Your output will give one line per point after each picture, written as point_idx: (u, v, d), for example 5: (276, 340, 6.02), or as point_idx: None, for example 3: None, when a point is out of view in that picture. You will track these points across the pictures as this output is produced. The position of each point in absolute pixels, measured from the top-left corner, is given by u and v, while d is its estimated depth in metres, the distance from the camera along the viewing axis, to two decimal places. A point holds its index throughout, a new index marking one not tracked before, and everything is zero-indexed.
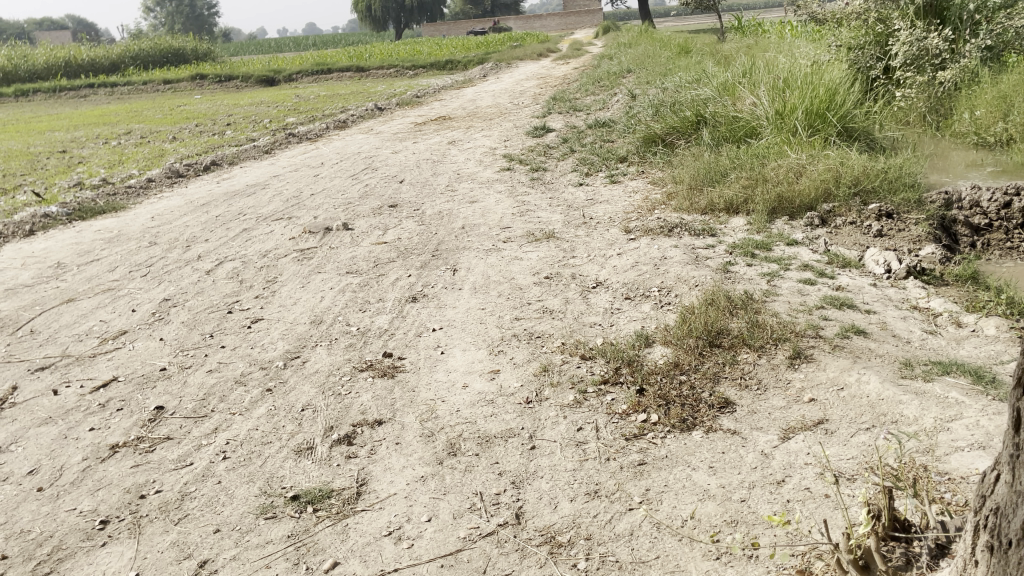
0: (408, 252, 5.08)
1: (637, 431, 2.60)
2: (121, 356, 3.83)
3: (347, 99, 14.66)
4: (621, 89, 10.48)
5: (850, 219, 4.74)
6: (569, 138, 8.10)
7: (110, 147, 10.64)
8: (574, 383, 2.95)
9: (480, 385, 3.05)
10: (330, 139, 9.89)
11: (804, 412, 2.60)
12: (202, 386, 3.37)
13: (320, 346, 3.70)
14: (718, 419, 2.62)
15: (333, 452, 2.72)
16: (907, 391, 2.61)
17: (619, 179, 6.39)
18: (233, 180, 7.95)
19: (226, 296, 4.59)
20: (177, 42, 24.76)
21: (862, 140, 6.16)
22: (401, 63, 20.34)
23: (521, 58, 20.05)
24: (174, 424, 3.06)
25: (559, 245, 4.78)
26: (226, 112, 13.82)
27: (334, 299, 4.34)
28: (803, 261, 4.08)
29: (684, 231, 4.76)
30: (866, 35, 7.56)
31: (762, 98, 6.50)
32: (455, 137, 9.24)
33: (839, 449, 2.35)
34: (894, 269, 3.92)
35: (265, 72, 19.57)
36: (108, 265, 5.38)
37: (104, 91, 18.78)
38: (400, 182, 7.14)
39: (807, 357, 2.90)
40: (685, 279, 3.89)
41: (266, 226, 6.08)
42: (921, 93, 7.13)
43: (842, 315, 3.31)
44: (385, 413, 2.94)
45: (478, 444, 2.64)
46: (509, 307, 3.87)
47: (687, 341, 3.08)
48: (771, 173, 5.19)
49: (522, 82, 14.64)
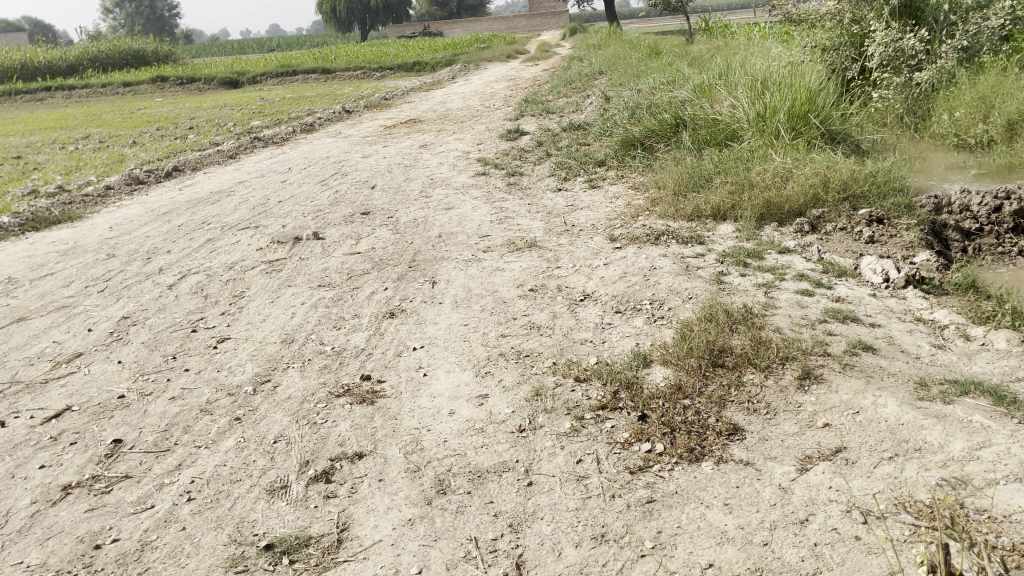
0: (383, 262, 4.85)
1: (641, 463, 2.40)
2: (75, 382, 3.54)
3: (315, 101, 14.35)
4: (593, 91, 10.32)
5: (840, 225, 4.60)
6: (544, 141, 7.89)
7: (67, 152, 10.23)
8: (569, 409, 2.74)
9: (467, 412, 2.83)
10: (297, 143, 9.60)
11: (820, 438, 2.42)
12: (164, 416, 3.11)
13: (292, 368, 3.46)
14: (728, 447, 2.44)
15: (310, 492, 2.48)
16: (927, 414, 2.44)
17: (599, 184, 6.22)
18: (197, 187, 7.65)
19: (191, 313, 4.32)
20: (137, 44, 24.21)
21: (845, 142, 6.03)
22: (367, 65, 19.98)
23: (489, 60, 19.85)
24: (133, 460, 2.80)
25: (542, 255, 4.58)
26: (189, 116, 13.43)
27: (307, 316, 4.09)
28: (798, 271, 3.93)
29: (672, 239, 4.58)
30: (841, 36, 7.44)
31: (740, 100, 6.35)
32: (426, 140, 8.99)
33: (862, 481, 2.18)
34: (892, 278, 3.76)
35: (228, 75, 19.16)
36: (62, 280, 5.06)
37: (61, 95, 18.19)
38: (372, 188, 6.88)
39: (817, 378, 2.72)
40: (677, 290, 3.71)
41: (231, 236, 5.80)
42: (898, 94, 7.03)
43: (847, 329, 3.14)
44: (365, 445, 2.71)
45: (469, 480, 2.42)
46: (494, 322, 3.66)
47: (688, 360, 2.89)
48: (757, 178, 5.03)
49: (491, 84, 14.38)
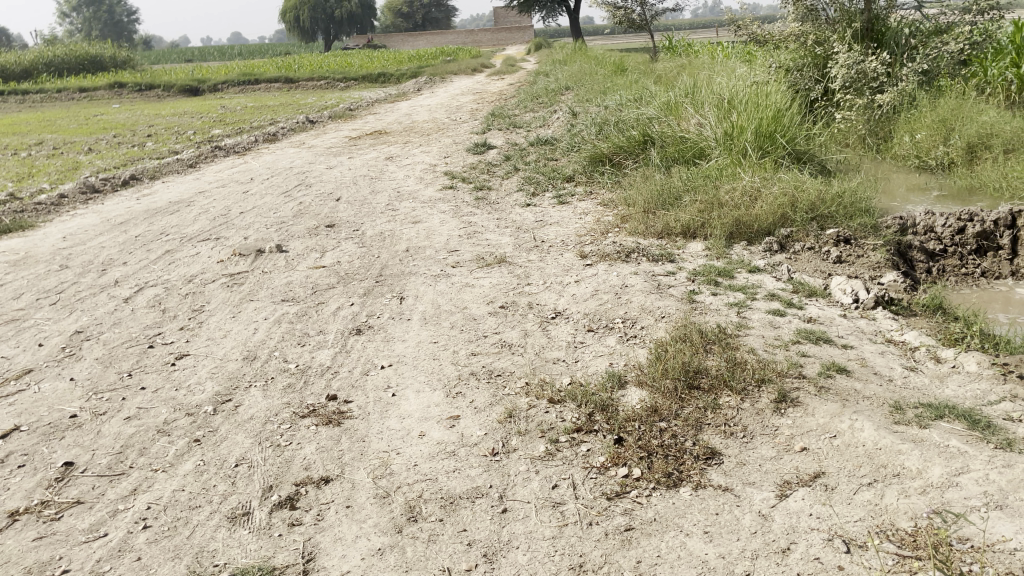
0: (349, 277, 4.74)
1: (619, 489, 2.35)
2: (24, 401, 3.38)
3: (277, 111, 14.15)
4: (560, 106, 10.31)
5: (809, 245, 4.61)
6: (512, 155, 7.86)
7: (20, 159, 9.91)
8: (543, 432, 2.68)
9: (438, 434, 2.75)
10: (259, 153, 9.44)
11: (798, 463, 2.39)
12: (119, 437, 2.97)
13: (255, 386, 3.34)
14: (706, 472, 2.39)
15: (273, 519, 2.37)
16: (904, 438, 2.43)
17: (567, 199, 6.18)
18: (155, 196, 7.45)
19: (147, 328, 4.17)
20: (96, 49, 23.75)
21: (810, 163, 6.07)
22: (331, 75, 19.79)
23: (455, 73, 19.81)
24: (85, 484, 2.66)
25: (512, 271, 4.52)
26: (147, 123, 13.12)
27: (269, 332, 3.97)
28: (769, 290, 3.92)
29: (642, 256, 4.56)
30: (804, 57, 7.55)
31: (708, 118, 6.38)
32: (392, 153, 8.89)
33: (842, 508, 2.17)
34: (862, 298, 3.76)
35: (188, 82, 18.85)
36: (12, 292, 4.86)
37: (15, 99, 17.72)
38: (337, 200, 6.77)
39: (793, 401, 2.70)
40: (649, 309, 3.68)
41: (191, 248, 5.64)
42: (860, 115, 7.05)
43: (820, 351, 3.13)
44: (332, 469, 2.61)
45: (441, 507, 2.34)
46: (464, 340, 3.58)
47: (663, 382, 2.85)
48: (726, 197, 5.03)
49: (458, 97, 14.34)
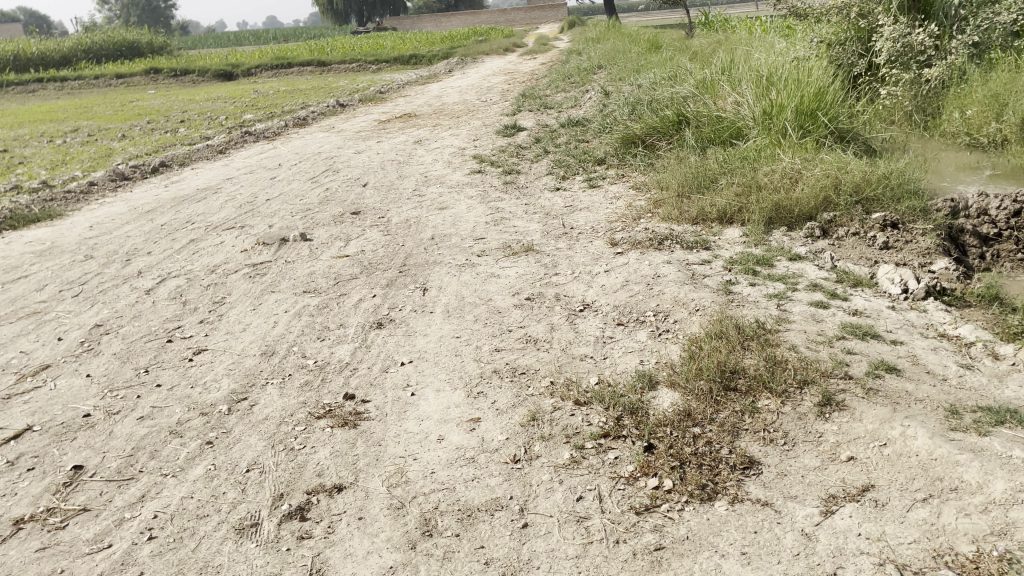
0: (372, 267, 4.61)
1: (648, 502, 2.19)
2: (39, 399, 3.30)
3: (309, 95, 14.10)
4: (593, 85, 10.05)
5: (853, 230, 4.35)
6: (542, 137, 7.64)
7: (55, 146, 9.94)
8: (568, 437, 2.52)
9: (458, 438, 2.60)
10: (289, 138, 9.36)
11: (845, 475, 2.21)
12: (131, 439, 2.88)
13: (271, 384, 3.23)
14: (743, 484, 2.22)
15: (282, 531, 2.25)
16: (962, 448, 2.23)
17: (598, 183, 5.99)
18: (184, 183, 7.41)
19: (167, 321, 4.08)
20: (132, 36, 23.94)
21: (855, 142, 5.75)
22: (363, 57, 19.65)
23: (488, 53, 19.61)
24: (93, 490, 2.57)
25: (539, 260, 4.35)
26: (181, 108, 13.15)
27: (289, 326, 3.85)
28: (811, 280, 3.70)
29: (676, 244, 4.35)
30: (847, 31, 7.12)
31: (745, 97, 6.11)
32: (421, 136, 8.75)
33: (894, 529, 1.99)
34: (912, 288, 3.52)
35: (223, 67, 18.87)
36: (36, 284, 4.82)
37: (54, 86, 17.90)
38: (364, 185, 6.65)
39: (838, 405, 2.50)
40: (683, 301, 3.48)
41: (215, 237, 5.56)
42: (906, 91, 6.70)
43: (868, 348, 2.91)
44: (345, 476, 2.48)
45: (459, 520, 2.20)
46: (488, 335, 3.42)
47: (697, 384, 2.67)
48: (765, 179, 4.79)
49: (489, 77, 14.13)
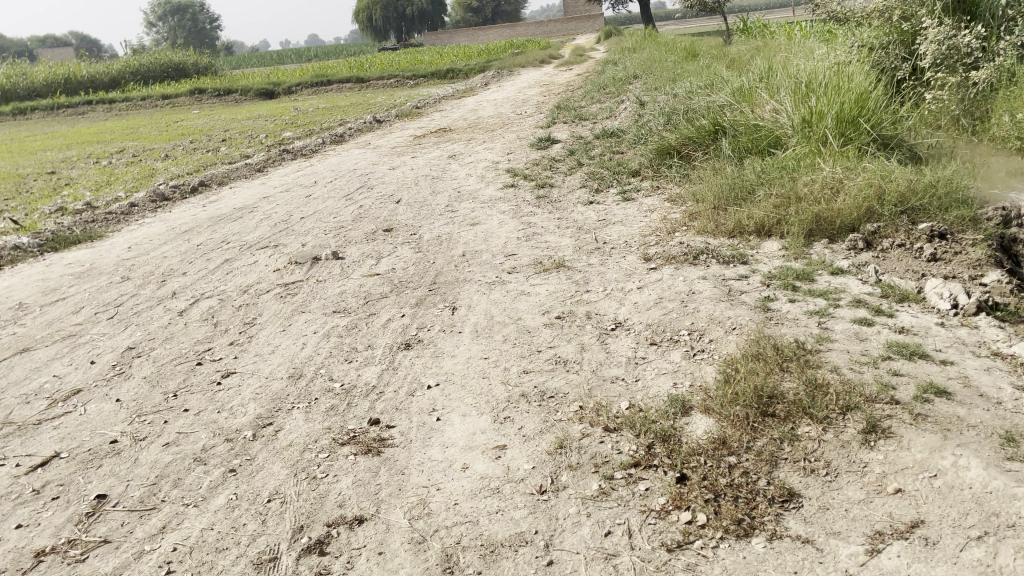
0: (402, 285, 4.56)
1: (681, 539, 2.08)
2: (69, 424, 3.30)
3: (347, 111, 14.22)
4: (628, 96, 9.94)
5: (898, 241, 4.17)
6: (576, 150, 7.55)
7: (100, 167, 10.13)
8: (597, 467, 2.42)
9: (483, 467, 2.52)
10: (325, 155, 9.41)
11: (892, 509, 2.07)
12: (155, 467, 2.85)
13: (297, 409, 3.18)
14: (782, 520, 2.10)
15: (301, 566, 2.19)
16: (1019, 480, 2.08)
17: (633, 195, 5.87)
18: (221, 202, 7.47)
19: (197, 343, 4.08)
20: (178, 57, 24.48)
21: (900, 148, 5.46)
22: (401, 72, 19.79)
23: (524, 65, 19.60)
24: (114, 520, 2.54)
25: (570, 276, 4.25)
26: (223, 127, 13.35)
27: (317, 347, 3.81)
28: (854, 295, 3.54)
29: (712, 258, 4.22)
30: (889, 34, 6.86)
31: (784, 104, 5.94)
32: (455, 150, 8.72)
33: (945, 570, 1.85)
34: (962, 304, 3.34)
35: (264, 86, 19.16)
36: (73, 306, 4.87)
37: (102, 108, 18.34)
38: (397, 202, 6.63)
39: (884, 432, 2.35)
40: (719, 319, 3.36)
41: (249, 256, 5.57)
42: (953, 95, 6.27)
43: (915, 369, 2.75)
44: (367, 507, 2.41)
45: (481, 557, 2.11)
46: (517, 356, 3.34)
47: (733, 410, 2.55)
48: (805, 190, 4.63)
49: (525, 90, 14.10)
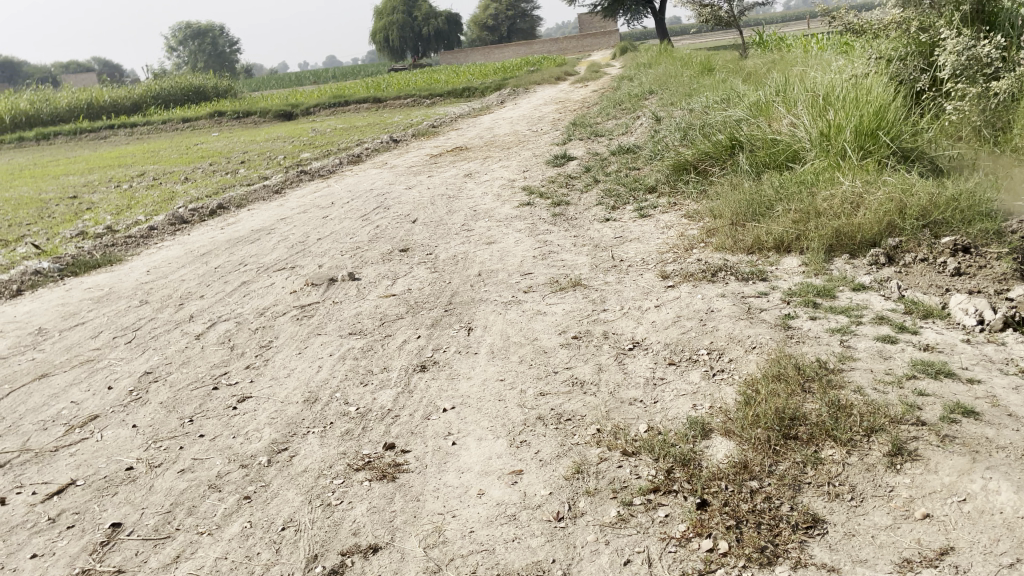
0: (418, 306, 4.54)
1: (702, 567, 2.03)
2: (85, 451, 3.30)
3: (364, 131, 14.31)
4: (644, 111, 9.91)
5: (921, 256, 4.09)
6: (592, 166, 7.53)
7: (121, 191, 10.24)
8: (616, 492, 2.37)
9: (499, 493, 2.48)
10: (342, 176, 9.45)
11: (920, 535, 2.01)
12: (170, 494, 2.83)
13: (313, 433, 3.15)
14: (807, 547, 2.04)
15: None
16: None
17: (649, 212, 5.83)
18: (239, 224, 7.51)
19: (214, 368, 4.07)
20: (198, 81, 24.82)
21: (921, 161, 5.38)
22: (417, 92, 19.89)
23: (540, 83, 19.64)
24: (129, 549, 2.52)
25: (587, 295, 4.21)
26: (242, 150, 13.47)
27: (333, 370, 3.80)
28: (877, 312, 3.47)
29: (730, 275, 4.17)
30: (908, 46, 6.78)
31: (802, 118, 5.89)
32: (471, 169, 8.72)
33: None
34: (989, 319, 3.26)
35: (283, 108, 19.34)
36: (92, 331, 4.89)
37: (124, 132, 18.58)
38: (413, 222, 6.63)
39: (911, 454, 2.29)
40: (738, 338, 3.30)
41: (266, 278, 5.58)
42: (973, 106, 6.02)
43: (942, 388, 2.68)
44: (381, 535, 2.37)
45: None
46: (533, 377, 3.29)
47: (754, 433, 2.50)
48: (824, 205, 4.56)
49: (540, 107, 14.11)
